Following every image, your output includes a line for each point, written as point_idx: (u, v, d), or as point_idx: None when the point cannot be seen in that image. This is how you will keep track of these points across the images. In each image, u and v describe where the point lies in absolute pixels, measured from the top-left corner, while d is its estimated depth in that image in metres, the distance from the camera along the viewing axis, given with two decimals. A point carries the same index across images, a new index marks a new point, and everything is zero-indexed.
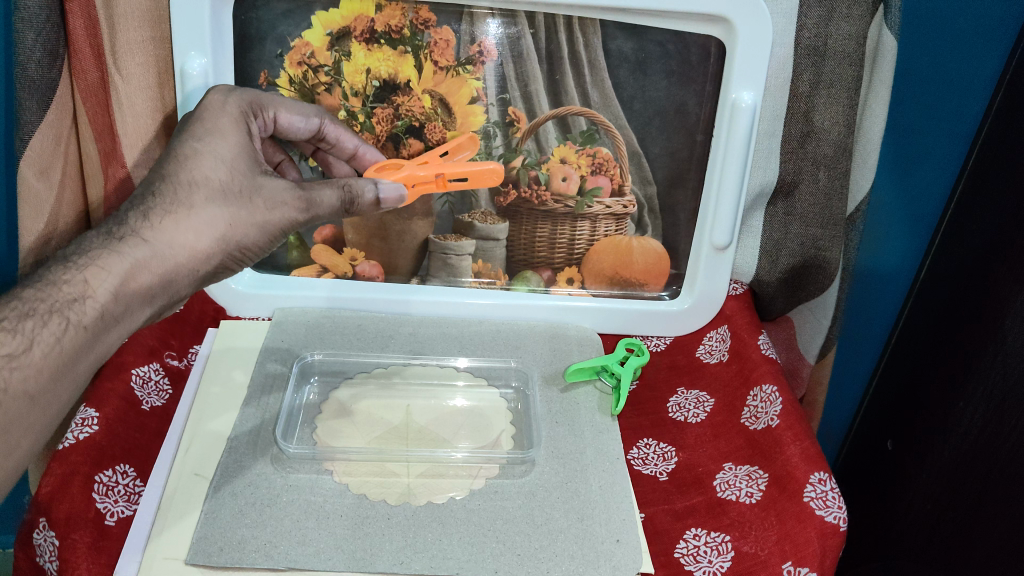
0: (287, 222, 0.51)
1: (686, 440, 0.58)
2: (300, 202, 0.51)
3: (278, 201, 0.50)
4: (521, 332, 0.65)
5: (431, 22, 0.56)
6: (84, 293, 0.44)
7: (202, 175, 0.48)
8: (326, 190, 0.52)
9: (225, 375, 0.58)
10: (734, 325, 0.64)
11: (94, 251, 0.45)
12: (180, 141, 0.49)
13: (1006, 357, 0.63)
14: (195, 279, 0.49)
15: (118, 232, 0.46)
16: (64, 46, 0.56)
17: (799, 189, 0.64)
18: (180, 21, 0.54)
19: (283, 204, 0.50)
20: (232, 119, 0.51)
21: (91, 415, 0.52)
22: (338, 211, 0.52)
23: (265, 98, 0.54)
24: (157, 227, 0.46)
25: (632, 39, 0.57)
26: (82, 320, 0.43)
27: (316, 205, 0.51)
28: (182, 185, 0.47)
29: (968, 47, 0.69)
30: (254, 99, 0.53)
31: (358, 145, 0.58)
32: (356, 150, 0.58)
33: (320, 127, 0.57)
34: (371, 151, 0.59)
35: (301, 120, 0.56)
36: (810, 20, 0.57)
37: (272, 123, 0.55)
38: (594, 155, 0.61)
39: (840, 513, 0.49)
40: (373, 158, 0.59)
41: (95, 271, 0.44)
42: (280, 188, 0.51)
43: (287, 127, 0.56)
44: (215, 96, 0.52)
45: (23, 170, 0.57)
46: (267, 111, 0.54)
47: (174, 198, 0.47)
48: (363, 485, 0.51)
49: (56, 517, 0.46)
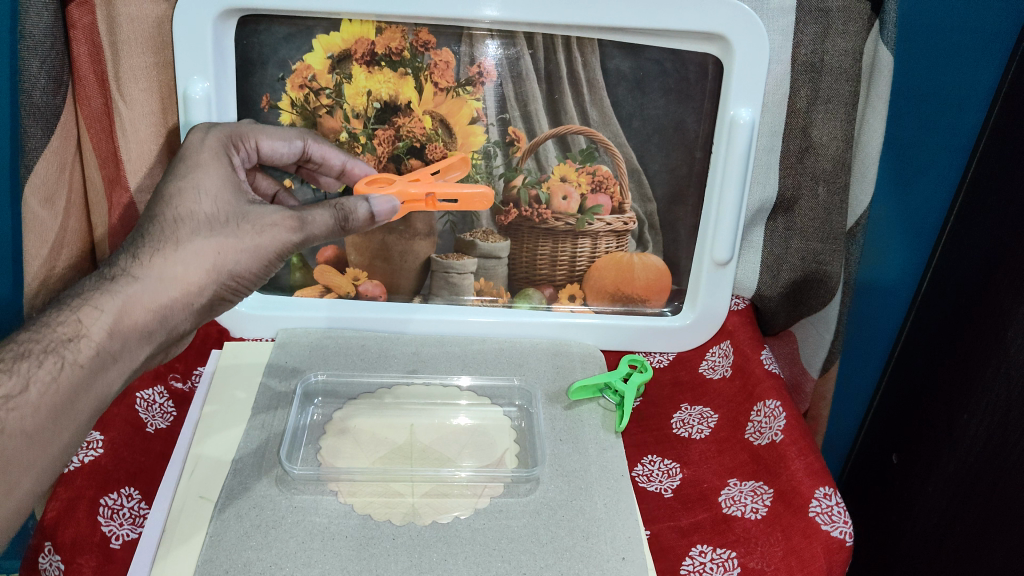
0: (280, 245, 0.50)
1: (691, 456, 0.58)
2: (291, 222, 0.50)
3: (266, 223, 0.49)
4: (524, 350, 0.64)
5: (430, 45, 0.57)
6: (78, 332, 0.44)
7: (188, 211, 0.48)
8: (318, 212, 0.51)
9: (227, 400, 0.58)
10: (736, 340, 0.65)
11: (87, 291, 0.46)
12: (164, 182, 0.49)
13: (1009, 369, 0.63)
14: (192, 313, 0.49)
15: (110, 272, 0.46)
16: (68, 73, 0.57)
17: (799, 204, 0.64)
18: (183, 47, 0.55)
19: (273, 225, 0.49)
20: (211, 152, 0.51)
21: (96, 438, 0.52)
22: (335, 229, 0.51)
23: (244, 128, 0.54)
24: (146, 265, 0.46)
25: (629, 58, 0.57)
26: (78, 358, 0.44)
27: (309, 224, 0.50)
28: (168, 222, 0.47)
29: (964, 62, 0.69)
30: (233, 132, 0.53)
31: (344, 161, 0.58)
32: (343, 167, 0.58)
33: (303, 149, 0.57)
34: (359, 165, 0.58)
35: (283, 145, 0.56)
36: (806, 37, 0.58)
37: (254, 151, 0.55)
38: (594, 173, 0.61)
39: (846, 529, 0.49)
40: (362, 171, 0.58)
41: (89, 310, 0.45)
42: (268, 211, 0.50)
43: (270, 153, 0.56)
44: (195, 134, 0.52)
45: (28, 196, 0.57)
46: (248, 141, 0.54)
47: (161, 235, 0.47)
48: (368, 506, 0.51)
49: (62, 541, 0.47)
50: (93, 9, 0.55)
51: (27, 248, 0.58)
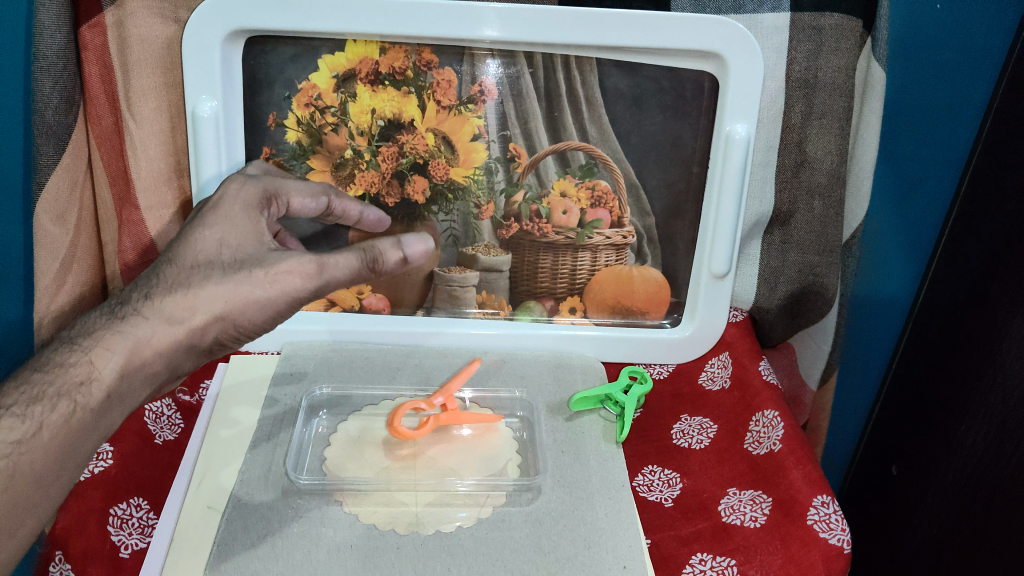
0: (293, 294, 0.48)
1: (691, 466, 0.59)
2: (307, 269, 0.48)
3: (281, 271, 0.48)
4: (525, 362, 0.65)
5: (433, 64, 0.58)
6: (90, 375, 0.44)
7: (205, 258, 0.48)
8: (344, 255, 0.50)
9: (234, 413, 0.59)
10: (734, 351, 0.66)
11: (98, 333, 0.45)
12: (191, 228, 0.49)
13: (1005, 379, 0.64)
14: (197, 354, 0.47)
15: (121, 311, 0.46)
16: (79, 93, 0.58)
17: (795, 218, 0.65)
18: (192, 69, 0.56)
19: (287, 273, 0.48)
20: (247, 206, 0.52)
21: (106, 449, 0.53)
22: (358, 271, 0.50)
23: (280, 184, 0.56)
24: (157, 307, 0.46)
25: (627, 76, 0.59)
26: (89, 402, 0.44)
27: (329, 270, 0.49)
28: (186, 268, 0.47)
29: (956, 78, 0.71)
30: (272, 190, 0.55)
31: (362, 210, 0.61)
32: (360, 215, 0.61)
33: (327, 204, 0.59)
34: (373, 212, 0.61)
35: (312, 201, 0.58)
36: (800, 54, 0.59)
37: (284, 208, 0.57)
38: (593, 188, 0.62)
39: (843, 536, 0.50)
40: (377, 217, 0.62)
41: (100, 351, 0.44)
42: (285, 259, 0.48)
43: (298, 209, 0.58)
44: (235, 185, 0.53)
45: (40, 214, 0.58)
46: (282, 198, 0.56)
47: (175, 280, 0.46)
48: (372, 516, 0.51)
49: (73, 551, 0.48)
50: (104, 31, 0.56)
51: (39, 263, 0.59)
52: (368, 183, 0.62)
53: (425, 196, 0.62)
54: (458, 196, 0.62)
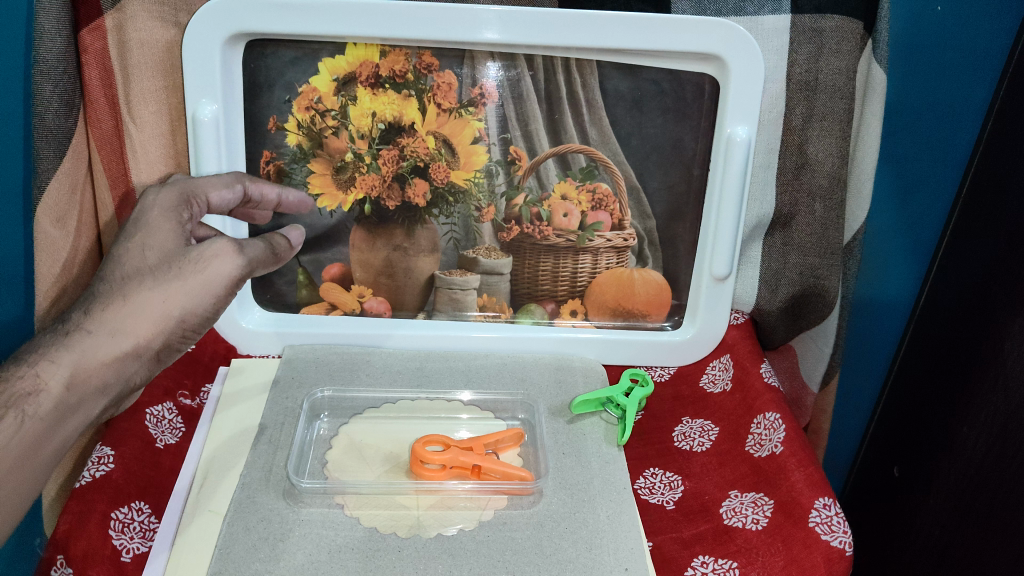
0: (228, 278, 0.46)
1: (693, 469, 0.59)
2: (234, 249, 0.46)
3: (212, 256, 0.45)
4: (526, 365, 0.65)
5: (433, 67, 0.59)
6: (37, 386, 0.41)
7: (133, 268, 0.45)
8: (252, 243, 0.49)
9: (235, 419, 0.59)
10: (736, 354, 0.66)
11: (43, 346, 0.43)
12: (116, 246, 0.46)
13: (1007, 380, 0.64)
14: (146, 364, 0.44)
15: (64, 328, 0.43)
16: (80, 96, 0.58)
17: (796, 220, 0.65)
18: (192, 72, 0.56)
19: (218, 257, 0.46)
20: (161, 208, 0.49)
21: (107, 453, 0.53)
22: (270, 254, 0.50)
23: (189, 183, 0.52)
24: (97, 320, 0.43)
25: (627, 78, 0.59)
26: (38, 413, 0.41)
27: (249, 248, 0.48)
28: (117, 280, 0.44)
29: (956, 81, 0.71)
30: (184, 188, 0.51)
31: (280, 194, 0.58)
32: (280, 199, 0.58)
33: (244, 191, 0.56)
34: (291, 194, 0.59)
35: (227, 192, 0.54)
36: (801, 56, 0.59)
37: (205, 205, 0.53)
38: (594, 191, 0.62)
39: (845, 538, 0.50)
40: (297, 198, 0.59)
41: (46, 364, 0.42)
42: (210, 244, 0.46)
43: (218, 205, 0.54)
44: (148, 194, 0.50)
45: (41, 217, 0.58)
46: (199, 195, 0.52)
47: (110, 292, 0.44)
48: (373, 519, 0.51)
49: (74, 553, 0.48)
50: (104, 35, 0.56)
51: (40, 266, 0.59)
52: (369, 187, 0.62)
53: (426, 199, 0.62)
54: (458, 199, 0.62)
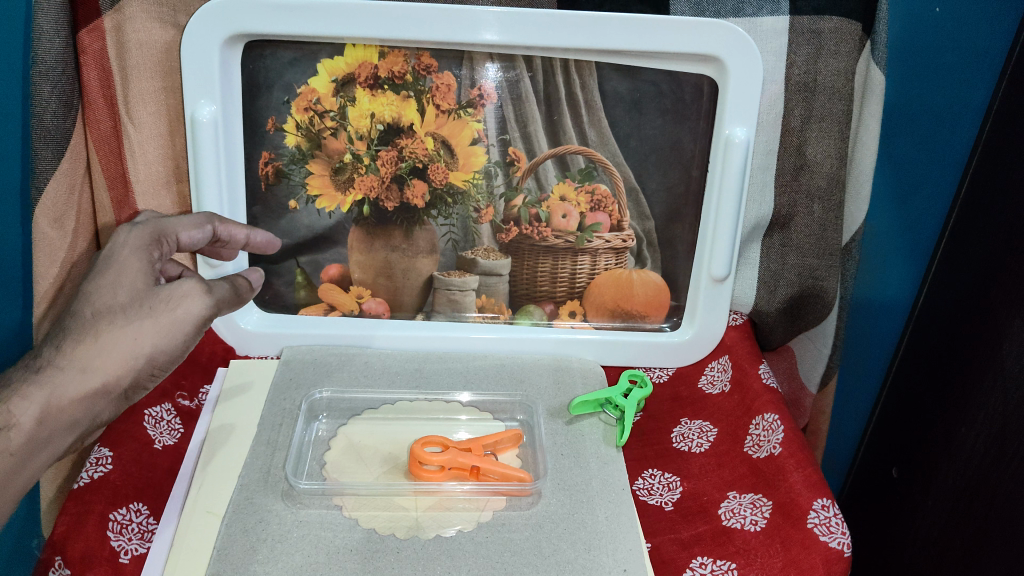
0: (196, 319, 0.47)
1: (691, 470, 0.59)
2: (202, 291, 0.47)
3: (180, 297, 0.46)
4: (525, 366, 0.65)
5: (432, 68, 0.59)
6: (8, 421, 0.42)
7: (104, 305, 0.45)
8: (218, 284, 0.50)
9: (232, 421, 0.58)
10: (735, 355, 0.66)
11: (14, 381, 0.43)
12: (85, 281, 0.46)
13: (1006, 381, 0.64)
14: (114, 400, 0.45)
15: (35, 363, 0.44)
16: (78, 97, 0.58)
17: (794, 221, 0.65)
18: (191, 73, 0.56)
19: (186, 297, 0.46)
20: (131, 246, 0.48)
21: (105, 455, 0.53)
22: (235, 296, 0.51)
23: (159, 221, 0.51)
24: (68, 356, 0.43)
25: (626, 80, 0.59)
26: (9, 446, 0.42)
27: (215, 291, 0.48)
28: (88, 316, 0.44)
29: (954, 82, 0.71)
30: (154, 227, 0.50)
31: (249, 234, 0.56)
32: (248, 239, 0.56)
33: (214, 231, 0.54)
34: (261, 234, 0.57)
35: (197, 231, 0.53)
36: (800, 57, 0.59)
37: (175, 244, 0.52)
38: (593, 192, 0.62)
39: (844, 539, 0.50)
40: (266, 240, 0.57)
41: (17, 400, 0.43)
42: (179, 285, 0.47)
43: (187, 245, 0.52)
44: (119, 231, 0.49)
45: (39, 218, 0.58)
46: (168, 235, 0.51)
47: (79, 329, 0.44)
48: (371, 520, 0.51)
49: (72, 555, 0.48)
50: (103, 36, 0.56)
51: (38, 267, 0.59)
52: (368, 188, 0.62)
53: (424, 201, 0.62)
54: (457, 199, 0.62)
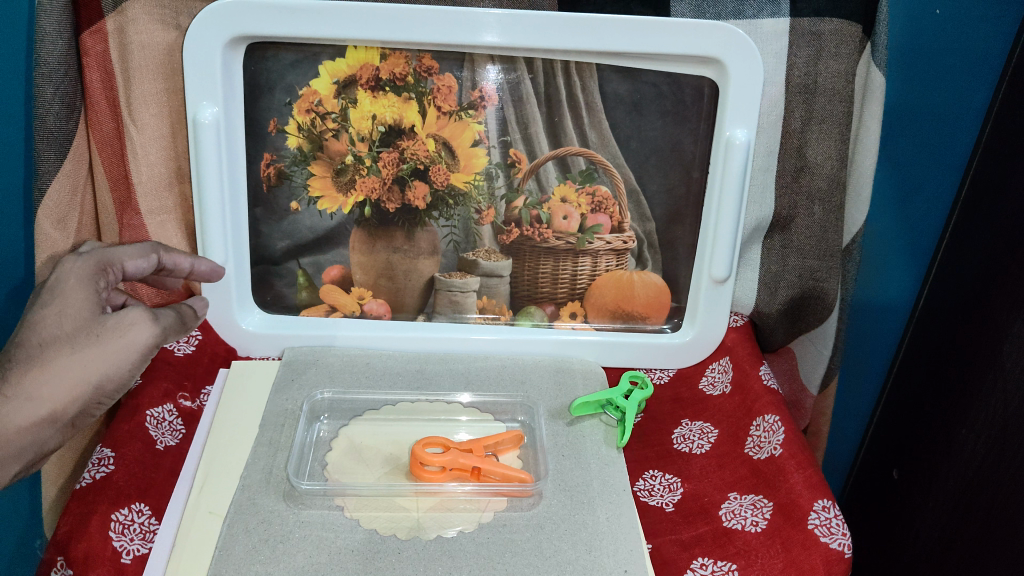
0: (145, 346, 0.46)
1: (692, 471, 0.59)
2: (151, 320, 0.47)
3: (129, 325, 0.46)
4: (526, 367, 0.65)
5: (433, 70, 0.59)
6: None
7: (50, 334, 0.44)
8: (163, 311, 0.49)
9: (233, 422, 0.59)
10: (735, 356, 0.66)
11: None
12: (30, 310, 0.45)
13: (1006, 382, 0.64)
14: (60, 429, 0.45)
15: None
16: (80, 98, 0.59)
17: (795, 223, 0.65)
18: (193, 75, 0.57)
19: (135, 325, 0.46)
20: (78, 274, 0.47)
21: (108, 455, 0.54)
22: (181, 324, 0.50)
23: (104, 252, 0.49)
24: (16, 384, 0.43)
25: (627, 81, 0.59)
26: None
27: (162, 318, 0.48)
28: (33, 345, 0.44)
29: (954, 84, 0.71)
30: (99, 258, 0.49)
31: (193, 263, 0.56)
32: (192, 268, 0.56)
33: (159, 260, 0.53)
34: (204, 263, 0.57)
35: (144, 262, 0.51)
36: (800, 59, 0.59)
37: (121, 275, 0.50)
38: (594, 194, 0.62)
39: (844, 540, 0.50)
40: (208, 268, 0.57)
41: None
42: (127, 313, 0.46)
43: (133, 276, 0.51)
44: (64, 263, 0.48)
45: (41, 219, 0.59)
46: (115, 266, 0.50)
47: (26, 357, 0.43)
48: (373, 521, 0.51)
49: (75, 555, 0.48)
50: (105, 38, 0.57)
51: (39, 267, 0.60)
52: (369, 189, 0.62)
53: (425, 202, 0.62)
54: (458, 201, 0.62)
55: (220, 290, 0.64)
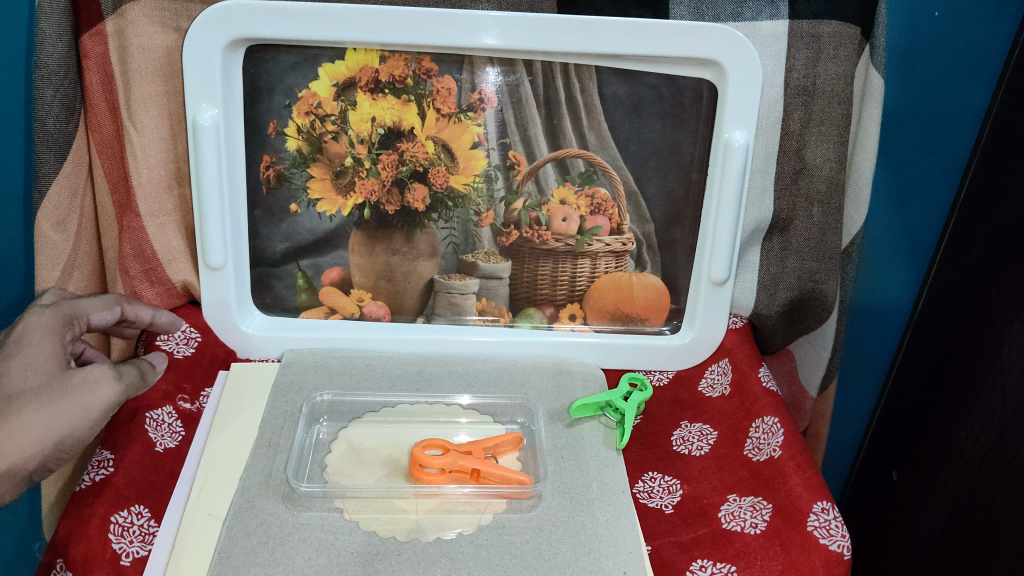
0: (109, 400, 0.51)
1: (691, 473, 0.59)
2: (114, 376, 0.52)
3: (94, 380, 0.51)
4: (526, 369, 0.65)
5: (432, 72, 0.59)
6: None
7: (17, 387, 0.49)
8: (128, 368, 0.55)
9: (232, 424, 0.58)
10: (735, 358, 0.66)
11: None
12: None
13: (1005, 384, 0.64)
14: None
15: None
16: (80, 101, 0.59)
17: (794, 225, 0.65)
18: (193, 77, 0.57)
19: (99, 381, 0.51)
20: (48, 329, 0.53)
21: (106, 457, 0.53)
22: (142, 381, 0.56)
23: (73, 304, 0.56)
24: None
25: (626, 84, 0.59)
26: None
27: (127, 377, 0.54)
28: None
29: (954, 87, 0.71)
30: (68, 311, 0.55)
31: (154, 315, 0.62)
32: (153, 319, 0.62)
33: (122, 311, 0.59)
34: (164, 314, 0.63)
35: (107, 313, 0.58)
36: (798, 62, 0.59)
37: (85, 326, 0.56)
38: (593, 196, 0.63)
39: (843, 542, 0.50)
40: (168, 320, 0.63)
41: None
42: (91, 369, 0.52)
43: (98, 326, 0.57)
44: (32, 314, 0.53)
45: (41, 221, 0.60)
46: (80, 317, 0.56)
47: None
48: (372, 523, 0.51)
49: (74, 557, 0.48)
50: (105, 40, 0.57)
51: (40, 269, 0.61)
52: (368, 192, 0.62)
53: (425, 204, 0.63)
54: (458, 203, 0.62)
55: (220, 291, 0.64)
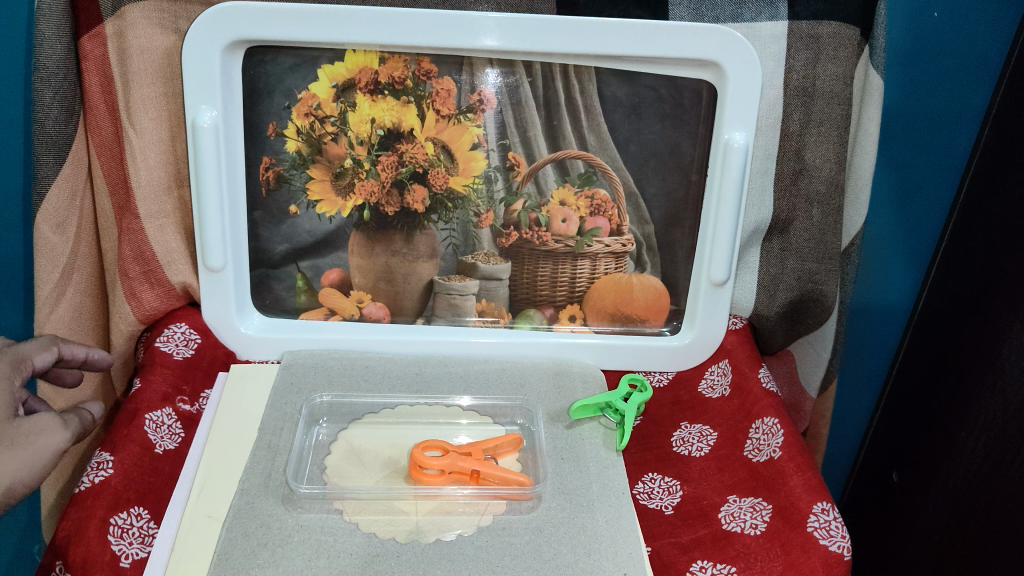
0: (56, 449, 0.48)
1: (691, 473, 0.59)
2: (61, 425, 0.49)
3: (41, 428, 0.47)
4: (525, 370, 0.65)
5: (432, 73, 0.59)
6: None
7: None
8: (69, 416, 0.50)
9: (232, 426, 0.58)
10: (734, 359, 0.66)
11: None
12: None
13: (1005, 384, 0.64)
14: None
15: None
16: (80, 102, 0.59)
17: (794, 225, 0.65)
18: (192, 79, 0.57)
19: (46, 428, 0.48)
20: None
21: (106, 459, 0.53)
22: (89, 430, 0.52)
23: (13, 349, 0.52)
24: None
25: (626, 85, 0.59)
26: None
27: (72, 424, 0.50)
28: None
29: (954, 87, 0.71)
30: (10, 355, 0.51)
31: (89, 352, 0.58)
32: (88, 358, 0.58)
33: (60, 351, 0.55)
34: (99, 354, 0.59)
35: (48, 354, 0.54)
36: (798, 63, 0.59)
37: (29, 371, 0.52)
38: (593, 197, 0.63)
39: (844, 543, 0.50)
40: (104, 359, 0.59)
41: None
42: (38, 418, 0.48)
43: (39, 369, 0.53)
44: None
45: (40, 222, 0.60)
46: (23, 362, 0.52)
47: None
48: (371, 524, 0.51)
49: (73, 559, 0.48)
50: (104, 42, 0.57)
51: (40, 271, 0.61)
52: (368, 193, 0.62)
53: (424, 205, 0.62)
54: (458, 204, 0.62)
55: (220, 293, 0.64)
